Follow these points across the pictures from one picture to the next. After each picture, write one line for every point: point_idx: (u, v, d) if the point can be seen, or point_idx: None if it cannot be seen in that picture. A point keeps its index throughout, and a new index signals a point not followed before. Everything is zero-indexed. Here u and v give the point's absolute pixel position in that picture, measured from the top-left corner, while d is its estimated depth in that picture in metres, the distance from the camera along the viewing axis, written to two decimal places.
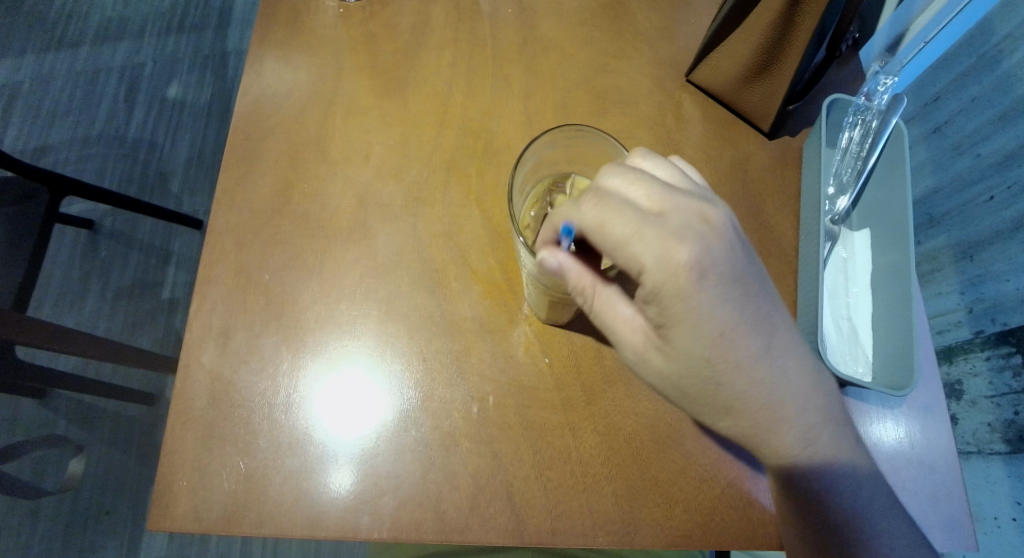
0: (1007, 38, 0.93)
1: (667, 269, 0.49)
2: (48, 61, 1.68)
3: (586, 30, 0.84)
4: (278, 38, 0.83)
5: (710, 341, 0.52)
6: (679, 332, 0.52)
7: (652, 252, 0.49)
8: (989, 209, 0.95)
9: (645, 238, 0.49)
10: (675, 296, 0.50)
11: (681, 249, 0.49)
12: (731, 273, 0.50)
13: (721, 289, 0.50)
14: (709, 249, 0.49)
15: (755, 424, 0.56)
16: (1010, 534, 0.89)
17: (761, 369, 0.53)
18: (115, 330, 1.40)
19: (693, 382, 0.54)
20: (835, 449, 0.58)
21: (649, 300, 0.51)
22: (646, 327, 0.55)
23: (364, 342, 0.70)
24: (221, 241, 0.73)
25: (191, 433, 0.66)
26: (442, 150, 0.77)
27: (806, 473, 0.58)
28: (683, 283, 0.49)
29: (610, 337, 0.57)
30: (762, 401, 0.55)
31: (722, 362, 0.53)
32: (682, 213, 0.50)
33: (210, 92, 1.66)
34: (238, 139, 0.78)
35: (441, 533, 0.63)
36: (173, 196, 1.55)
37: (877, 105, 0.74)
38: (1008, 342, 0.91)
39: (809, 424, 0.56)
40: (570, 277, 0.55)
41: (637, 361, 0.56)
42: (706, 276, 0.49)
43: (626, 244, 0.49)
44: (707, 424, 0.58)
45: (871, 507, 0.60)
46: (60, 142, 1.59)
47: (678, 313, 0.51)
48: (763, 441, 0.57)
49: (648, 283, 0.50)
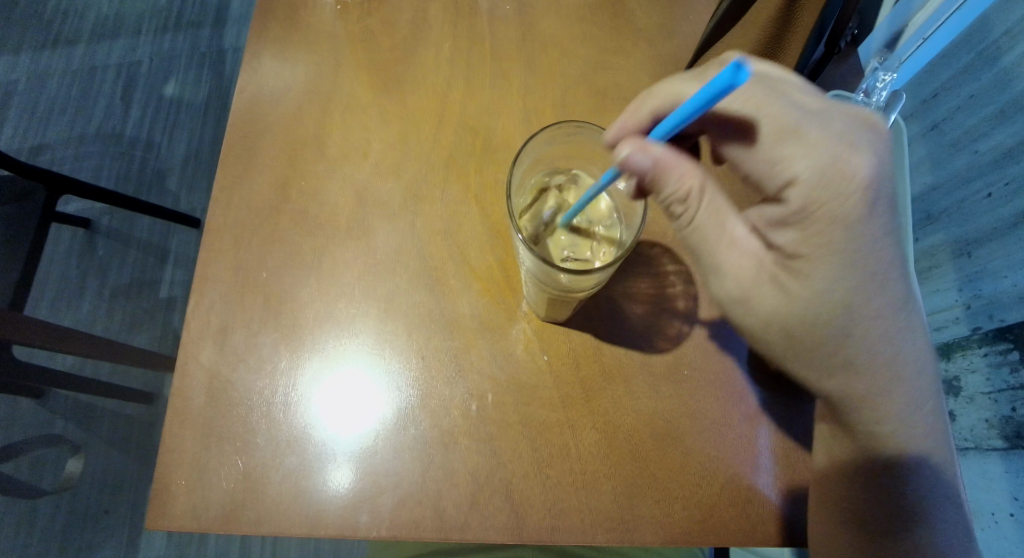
0: (1005, 35, 0.93)
1: (833, 182, 0.54)
2: (44, 58, 1.68)
3: (585, 26, 0.83)
4: (276, 35, 0.83)
5: (850, 283, 0.56)
6: (814, 266, 0.56)
7: (819, 165, 0.54)
8: (987, 206, 0.95)
9: (810, 149, 0.54)
10: (831, 220, 0.54)
11: (853, 161, 0.53)
12: (892, 206, 0.55)
13: (883, 220, 0.55)
14: (880, 164, 0.54)
15: (874, 385, 0.59)
16: (1007, 529, 0.90)
17: (896, 319, 0.58)
18: (112, 329, 1.39)
19: (815, 326, 0.58)
20: (927, 434, 0.60)
21: (792, 224, 0.56)
22: (764, 259, 0.58)
23: (362, 340, 0.70)
24: (219, 239, 0.73)
25: (189, 431, 0.66)
26: (441, 148, 0.77)
27: (898, 451, 0.61)
28: (843, 201, 0.54)
29: (713, 260, 0.60)
30: (887, 357, 0.59)
31: (857, 306, 0.57)
32: (851, 122, 0.55)
33: (207, 89, 1.66)
34: (236, 136, 0.77)
35: (440, 531, 0.63)
36: (170, 194, 1.55)
37: (876, 102, 0.76)
38: (1006, 338, 0.91)
39: (921, 392, 0.60)
40: (666, 181, 0.56)
41: (745, 296, 0.60)
42: (876, 201, 0.54)
43: (788, 155, 0.55)
44: (818, 382, 0.61)
45: (936, 499, 0.61)
46: (57, 140, 1.58)
47: (828, 241, 0.55)
48: (874, 405, 0.60)
49: (798, 199, 0.55)
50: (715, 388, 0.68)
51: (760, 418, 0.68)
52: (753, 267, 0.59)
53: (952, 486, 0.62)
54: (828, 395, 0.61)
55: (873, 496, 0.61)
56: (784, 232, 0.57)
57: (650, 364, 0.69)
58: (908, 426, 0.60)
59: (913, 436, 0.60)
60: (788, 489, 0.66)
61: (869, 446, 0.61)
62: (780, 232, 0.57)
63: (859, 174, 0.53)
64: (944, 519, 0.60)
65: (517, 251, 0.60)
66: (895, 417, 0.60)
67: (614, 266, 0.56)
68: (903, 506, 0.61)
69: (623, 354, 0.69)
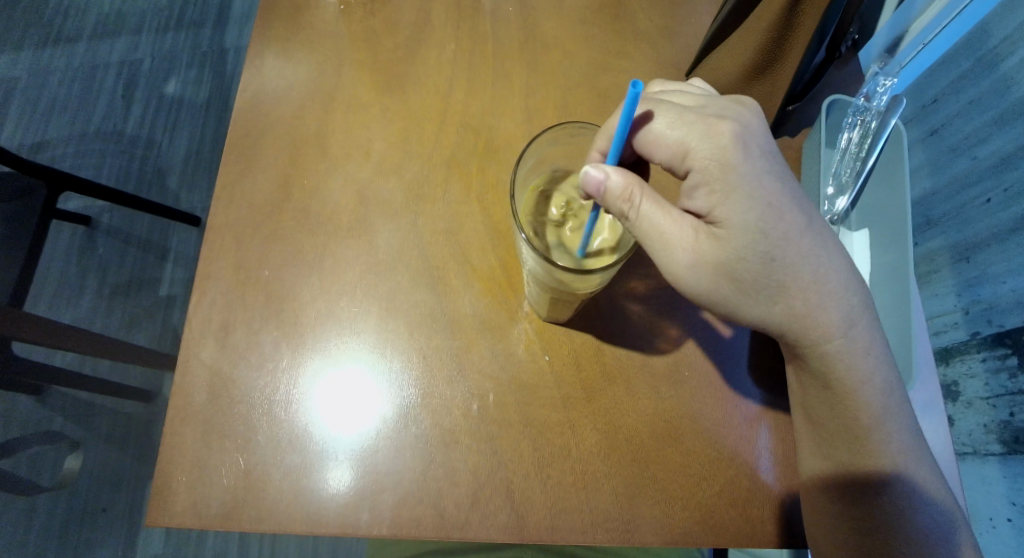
0: (1005, 41, 0.93)
1: (715, 142, 0.57)
2: (45, 56, 1.68)
3: (587, 28, 0.84)
4: (278, 34, 0.83)
5: (761, 212, 0.56)
6: (729, 206, 0.57)
7: (701, 132, 0.57)
8: (985, 210, 0.95)
9: (691, 123, 0.58)
10: (724, 168, 0.57)
11: (723, 126, 0.58)
12: (769, 150, 0.59)
13: (763, 160, 0.58)
14: (747, 125, 0.59)
15: (806, 301, 0.59)
16: (1005, 533, 0.90)
17: (808, 239, 0.58)
18: (112, 327, 1.39)
19: (748, 263, 0.57)
20: (869, 369, 0.61)
21: (699, 183, 0.58)
22: (696, 224, 0.58)
23: (363, 339, 0.70)
24: (221, 237, 0.73)
25: (191, 429, 0.66)
26: (442, 148, 0.77)
27: (846, 388, 0.61)
28: (730, 153, 0.57)
29: (661, 251, 0.59)
30: (811, 274, 0.59)
31: (774, 232, 0.57)
32: (716, 103, 0.60)
33: (209, 88, 1.66)
34: (238, 135, 0.78)
35: (440, 530, 0.63)
36: (171, 192, 1.55)
37: (877, 106, 0.75)
38: (1005, 343, 0.92)
39: (851, 308, 0.60)
40: (614, 190, 0.56)
41: (689, 261, 0.58)
42: (750, 146, 0.57)
43: (673, 134, 0.58)
44: (754, 315, 0.60)
45: (905, 466, 0.61)
46: (57, 137, 1.58)
47: (728, 182, 0.57)
48: (812, 320, 0.60)
49: (697, 164, 0.57)
50: (716, 390, 0.69)
51: (760, 419, 0.68)
52: (692, 232, 0.58)
53: (918, 453, 0.62)
54: (775, 326, 0.60)
55: (829, 428, 0.62)
56: (699, 193, 0.58)
57: (650, 365, 0.69)
58: (846, 344, 0.60)
59: (852, 353, 0.61)
60: (789, 488, 0.66)
61: (818, 372, 0.62)
62: (696, 194, 0.58)
63: (728, 133, 0.57)
64: (895, 437, 0.62)
65: (520, 252, 0.60)
66: (833, 329, 0.60)
67: (615, 267, 0.57)
68: (854, 429, 0.61)
69: (624, 355, 0.69)
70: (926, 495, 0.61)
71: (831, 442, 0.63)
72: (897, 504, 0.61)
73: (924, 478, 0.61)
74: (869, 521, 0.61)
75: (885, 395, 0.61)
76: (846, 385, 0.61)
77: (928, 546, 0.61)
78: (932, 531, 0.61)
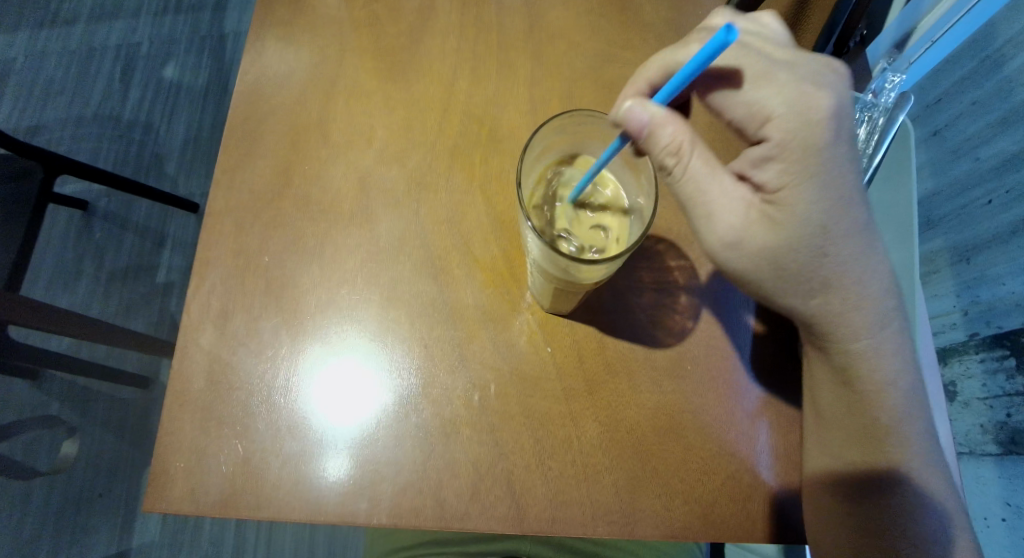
0: (1009, 42, 0.93)
1: (804, 113, 0.56)
2: (42, 37, 1.66)
3: (593, 19, 0.83)
4: (279, 19, 0.82)
5: (827, 207, 0.57)
6: (793, 197, 0.57)
7: (790, 98, 0.57)
8: (987, 212, 0.95)
9: (780, 85, 0.57)
10: (806, 146, 0.56)
11: (816, 97, 0.56)
12: (853, 133, 0.58)
13: (847, 143, 0.57)
14: (842, 99, 0.57)
15: (849, 301, 0.60)
16: (998, 534, 0.91)
17: (864, 238, 0.59)
18: (109, 313, 1.38)
19: (799, 254, 0.58)
20: (901, 370, 0.62)
21: (772, 156, 0.57)
22: (751, 201, 0.58)
23: (364, 328, 0.69)
24: (220, 222, 0.72)
25: (189, 415, 0.66)
26: (445, 137, 0.76)
27: (870, 383, 0.62)
28: (817, 128, 0.56)
29: (704, 219, 0.59)
30: (859, 274, 0.59)
31: (835, 228, 0.57)
32: (811, 64, 0.58)
33: (207, 73, 1.64)
34: (237, 120, 0.77)
35: (440, 520, 0.63)
36: (170, 178, 1.53)
37: (884, 103, 0.74)
38: (1003, 345, 0.92)
39: (887, 308, 0.61)
40: (659, 139, 0.56)
41: (737, 240, 0.58)
42: (839, 127, 0.56)
43: (759, 92, 0.58)
44: (796, 306, 0.61)
45: (917, 470, 0.62)
46: (54, 120, 1.57)
47: (806, 166, 0.56)
48: (845, 321, 0.61)
49: (777, 133, 0.57)
50: (715, 385, 0.68)
51: (760, 416, 0.68)
52: (745, 213, 0.58)
53: (933, 459, 0.62)
54: (809, 317, 0.61)
55: (841, 429, 0.63)
56: (769, 167, 0.58)
57: (653, 359, 0.69)
58: (875, 344, 0.62)
59: (882, 352, 0.62)
60: (788, 485, 0.66)
61: (840, 368, 0.63)
62: (763, 173, 0.58)
63: (823, 107, 0.56)
64: (909, 440, 0.62)
65: (526, 242, 0.59)
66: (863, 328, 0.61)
67: (621, 258, 0.56)
68: (874, 429, 0.62)
69: (626, 348, 0.69)
70: (929, 496, 0.62)
71: (847, 447, 0.63)
72: (901, 503, 0.62)
73: (934, 482, 0.62)
74: (873, 518, 0.62)
75: (903, 396, 0.62)
76: (871, 383, 0.62)
77: (928, 547, 0.61)
78: (937, 532, 0.62)
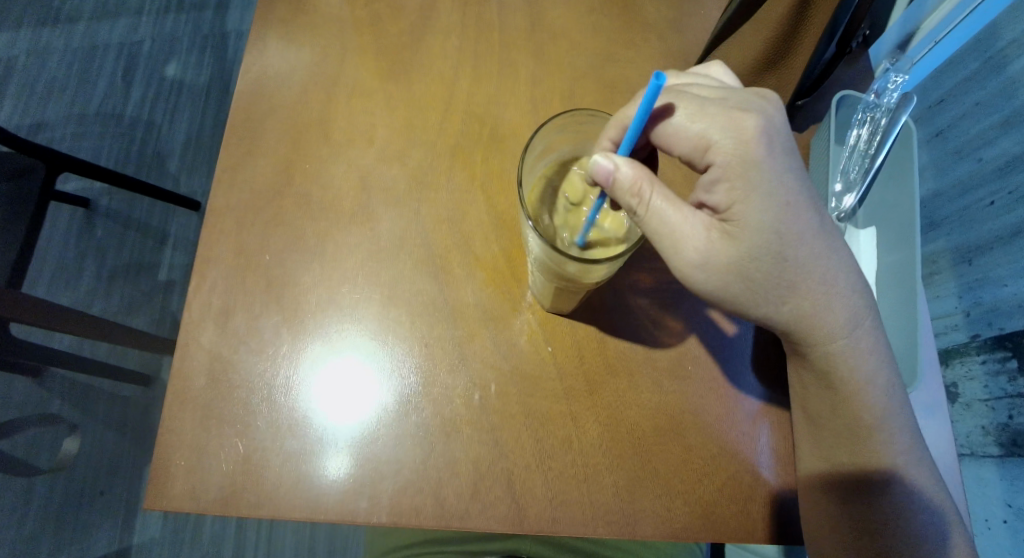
0: (1011, 43, 0.94)
1: (738, 135, 0.57)
2: (45, 35, 1.66)
3: (595, 18, 0.83)
4: (280, 17, 0.82)
5: (779, 212, 0.57)
6: (747, 207, 0.57)
7: (723, 125, 0.57)
8: (989, 214, 0.95)
9: (712, 117, 0.57)
10: (744, 163, 0.56)
11: (747, 120, 0.57)
12: (791, 146, 0.58)
13: (786, 156, 0.57)
14: (772, 120, 0.58)
15: (812, 303, 0.60)
16: (1000, 536, 0.91)
17: (821, 241, 0.59)
18: (110, 310, 1.39)
19: (760, 261, 0.58)
20: (875, 370, 0.62)
21: (718, 179, 0.57)
22: (709, 222, 0.58)
23: (364, 327, 0.69)
24: (221, 220, 0.72)
25: (190, 412, 0.66)
26: (447, 136, 0.76)
27: (847, 383, 0.62)
28: (753, 148, 0.56)
29: (666, 246, 0.58)
30: (820, 275, 0.59)
31: (790, 231, 0.57)
32: (738, 95, 0.59)
33: (209, 71, 1.64)
34: (238, 118, 0.77)
35: (440, 519, 0.63)
36: (171, 175, 1.54)
37: (886, 104, 0.75)
38: (1005, 346, 0.92)
39: (856, 309, 0.61)
40: (623, 182, 0.55)
41: (700, 257, 0.58)
42: (773, 140, 0.57)
43: (695, 128, 0.58)
44: (761, 315, 0.61)
45: (910, 469, 0.62)
46: (56, 118, 1.57)
47: (750, 180, 0.56)
48: (812, 324, 0.61)
49: (719, 158, 0.57)
50: (716, 385, 0.68)
51: (761, 417, 0.68)
52: (705, 233, 0.58)
53: (924, 458, 0.63)
54: (780, 324, 0.61)
55: (834, 430, 0.63)
56: (718, 189, 0.58)
57: (653, 359, 0.69)
58: (850, 344, 0.61)
59: (855, 352, 0.62)
60: (788, 485, 0.66)
61: (821, 371, 0.63)
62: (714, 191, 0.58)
63: (752, 128, 0.57)
64: (896, 438, 0.62)
65: (527, 241, 0.59)
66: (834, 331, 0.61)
67: (622, 259, 0.56)
68: (856, 429, 0.62)
69: (626, 348, 0.69)
70: (921, 496, 0.62)
71: (840, 450, 0.63)
72: (895, 503, 0.62)
73: (926, 481, 0.62)
74: (869, 519, 0.62)
75: (884, 395, 0.62)
76: (848, 385, 0.62)
77: (922, 546, 0.62)
78: (931, 531, 0.62)
